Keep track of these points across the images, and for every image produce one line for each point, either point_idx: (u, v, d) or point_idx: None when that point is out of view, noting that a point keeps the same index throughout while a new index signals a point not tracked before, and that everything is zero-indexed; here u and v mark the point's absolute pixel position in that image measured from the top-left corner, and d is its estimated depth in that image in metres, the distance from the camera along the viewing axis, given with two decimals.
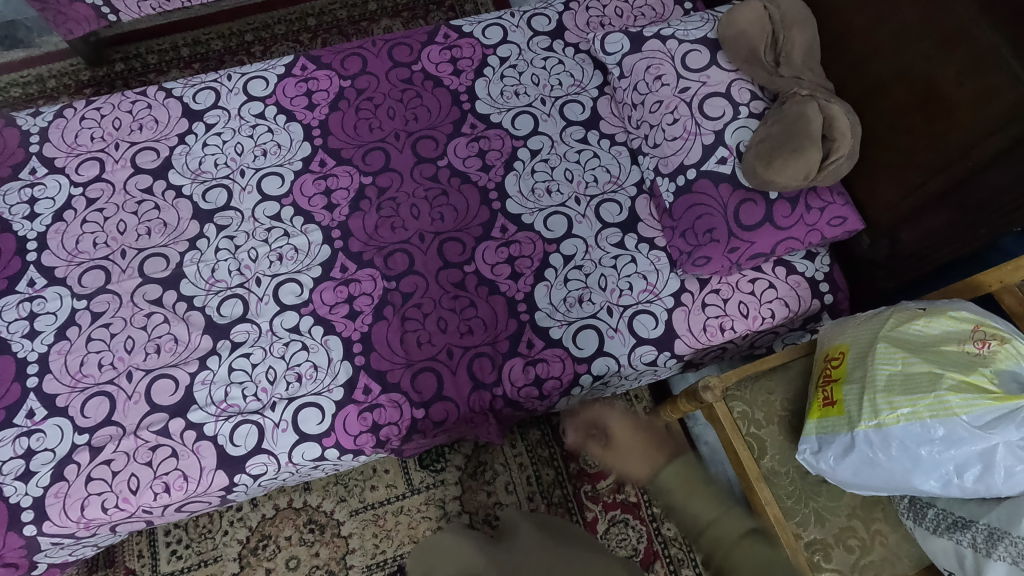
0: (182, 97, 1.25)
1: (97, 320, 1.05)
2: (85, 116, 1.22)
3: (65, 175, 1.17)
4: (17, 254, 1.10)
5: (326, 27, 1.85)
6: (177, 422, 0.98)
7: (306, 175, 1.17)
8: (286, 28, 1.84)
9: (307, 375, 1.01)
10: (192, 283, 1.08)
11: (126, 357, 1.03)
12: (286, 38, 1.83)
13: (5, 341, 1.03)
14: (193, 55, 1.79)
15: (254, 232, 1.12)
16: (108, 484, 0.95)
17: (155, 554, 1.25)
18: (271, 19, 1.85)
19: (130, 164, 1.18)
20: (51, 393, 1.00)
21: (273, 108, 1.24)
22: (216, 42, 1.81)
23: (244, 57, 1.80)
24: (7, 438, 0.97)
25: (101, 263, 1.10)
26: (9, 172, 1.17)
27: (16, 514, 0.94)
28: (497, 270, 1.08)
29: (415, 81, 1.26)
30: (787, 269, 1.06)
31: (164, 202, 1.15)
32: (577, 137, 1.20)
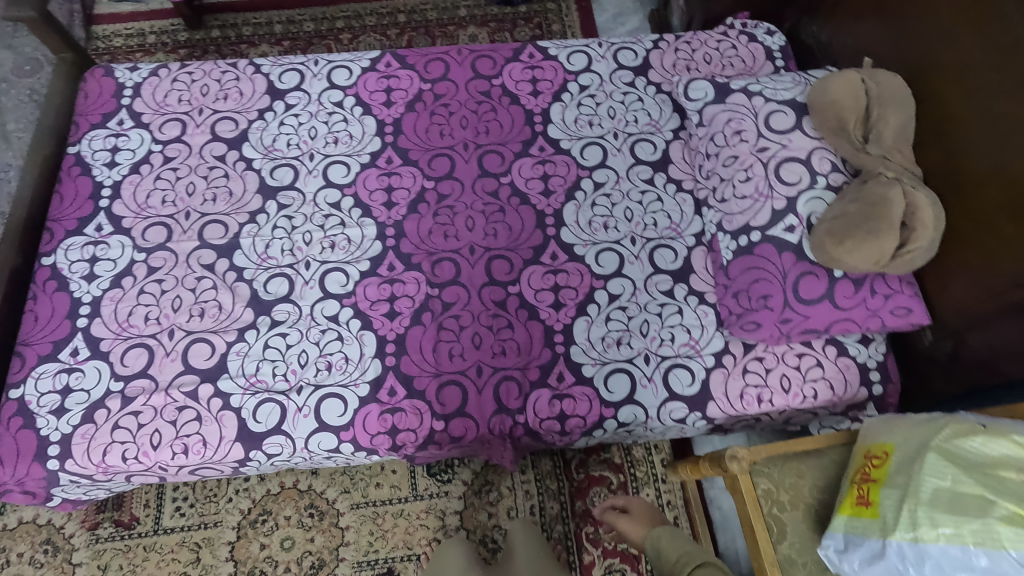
0: (269, 75, 1.29)
1: (151, 275, 1.09)
2: (177, 78, 1.28)
3: (148, 131, 1.22)
4: (91, 198, 1.16)
5: (415, 25, 1.88)
6: (206, 388, 1.01)
7: (371, 170, 1.19)
8: (376, 21, 1.88)
9: (337, 366, 1.02)
10: (245, 255, 1.11)
11: (172, 315, 1.06)
12: (375, 30, 1.87)
13: (65, 279, 1.08)
14: (285, 33, 1.85)
15: (313, 216, 1.15)
16: (132, 436, 0.98)
17: (161, 507, 1.28)
18: (364, 10, 1.90)
19: (209, 131, 1.23)
20: (97, 337, 1.04)
21: (352, 99, 1.26)
22: (308, 23, 1.87)
23: (332, 42, 1.85)
24: (50, 372, 1.01)
25: (165, 220, 1.14)
26: (99, 119, 1.23)
27: (43, 446, 0.97)
28: (540, 296, 1.08)
29: (493, 95, 1.27)
30: (837, 350, 1.02)
31: (234, 172, 1.19)
32: (644, 177, 1.19)
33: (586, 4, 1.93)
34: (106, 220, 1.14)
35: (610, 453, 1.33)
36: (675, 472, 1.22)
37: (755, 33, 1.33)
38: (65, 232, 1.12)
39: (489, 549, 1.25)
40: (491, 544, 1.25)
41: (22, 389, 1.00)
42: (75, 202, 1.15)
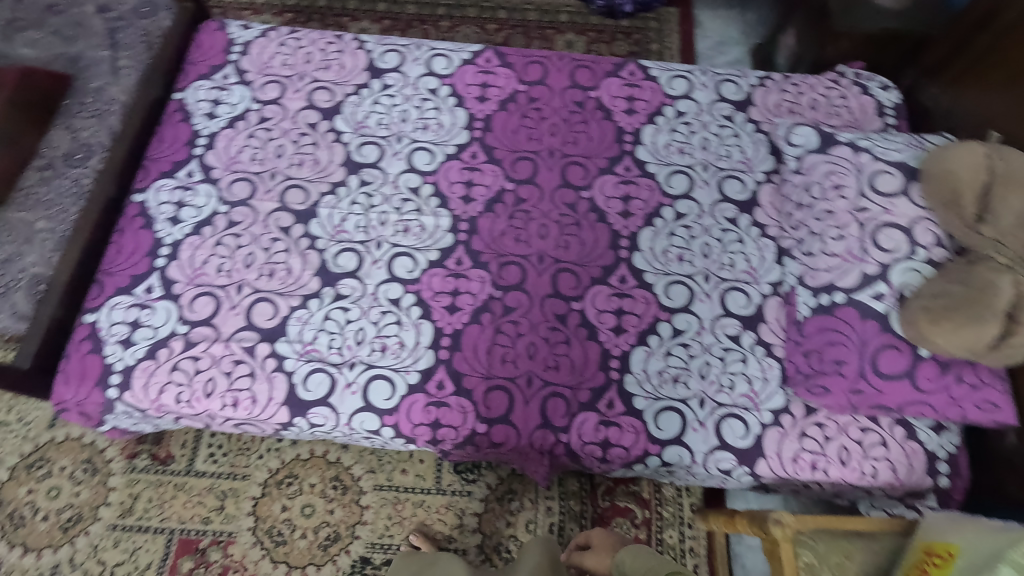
0: (371, 52, 1.31)
1: (230, 228, 1.12)
2: (284, 42, 1.31)
3: (249, 89, 1.26)
4: (187, 145, 1.20)
5: (514, 24, 1.88)
6: (264, 347, 1.03)
7: (455, 161, 1.19)
8: (476, 13, 1.89)
9: (391, 349, 1.03)
10: (321, 225, 1.13)
11: (243, 270, 1.09)
12: (474, 22, 1.88)
13: (151, 218, 1.13)
14: (387, 12, 1.88)
15: (391, 198, 1.15)
16: (187, 379, 1.01)
17: (196, 450, 1.32)
18: (466, 0, 1.91)
19: (306, 98, 1.25)
20: (171, 279, 1.08)
21: (447, 88, 1.27)
22: (411, 6, 1.90)
23: (430, 28, 1.87)
24: (123, 304, 1.06)
25: (252, 177, 1.17)
26: (207, 70, 1.28)
27: (106, 374, 1.02)
28: (602, 317, 1.06)
29: (587, 106, 1.26)
30: (905, 432, 0.97)
31: (323, 142, 1.21)
32: (727, 216, 1.15)
33: (689, 28, 1.88)
34: (197, 167, 1.18)
35: (639, 486, 1.30)
36: (704, 520, 1.18)
37: (869, 85, 1.27)
38: (158, 173, 1.17)
39: (502, 558, 1.24)
40: (504, 554, 1.24)
41: (96, 316, 1.05)
42: (172, 146, 1.20)
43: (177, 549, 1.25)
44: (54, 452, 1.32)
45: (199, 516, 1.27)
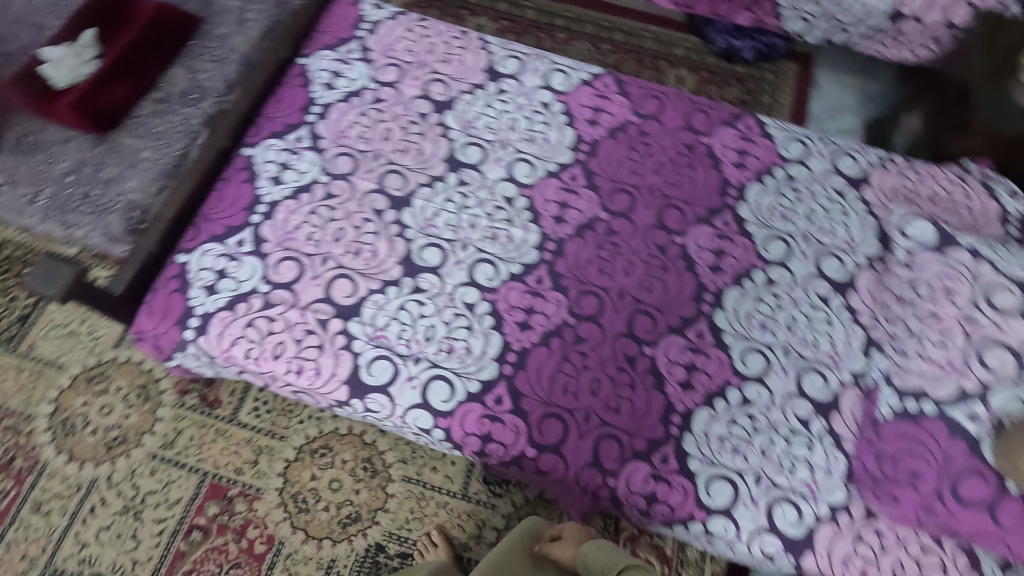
0: (492, 54, 1.29)
1: (325, 200, 1.14)
2: (410, 27, 1.32)
3: (369, 67, 1.28)
4: (302, 110, 1.23)
5: (628, 48, 1.86)
6: (337, 322, 1.05)
7: (554, 180, 1.17)
8: (593, 30, 1.88)
9: (458, 353, 1.03)
10: (412, 215, 1.14)
11: (331, 244, 1.11)
12: (588, 39, 1.87)
13: (256, 174, 1.16)
14: (506, 13, 1.89)
15: (485, 203, 1.15)
16: (260, 338, 1.04)
17: (242, 400, 1.36)
18: (585, 16, 1.90)
19: (421, 86, 1.25)
20: (263, 237, 1.10)
21: (561, 105, 1.24)
22: (530, 11, 1.90)
23: (544, 37, 1.87)
24: (214, 252, 1.09)
25: (356, 154, 1.19)
26: (334, 42, 1.31)
27: (187, 315, 1.06)
28: (672, 369, 1.04)
29: (696, 150, 1.23)
30: (969, 562, 0.91)
31: (429, 133, 1.21)
32: (820, 293, 1.10)
33: (806, 86, 1.83)
34: (307, 135, 1.21)
35: (663, 541, 1.27)
36: None
37: (995, 187, 1.20)
38: (270, 133, 1.21)
39: None
40: None
41: (189, 258, 1.09)
42: (288, 109, 1.23)
43: (207, 492, 1.29)
44: (114, 371, 1.38)
45: (232, 464, 1.31)
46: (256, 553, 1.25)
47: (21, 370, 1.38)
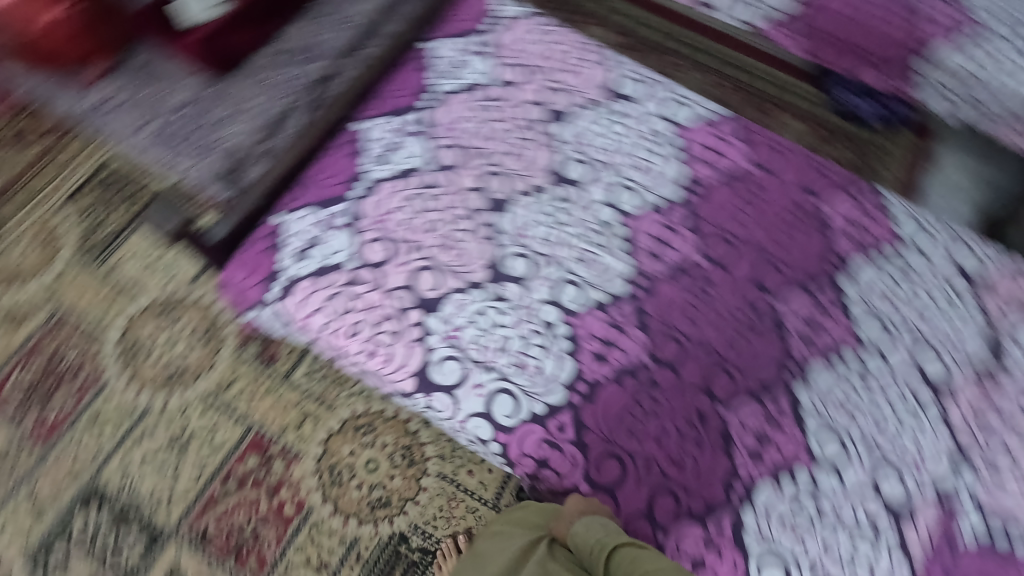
0: (616, 71, 1.25)
1: (424, 188, 1.13)
2: (538, 28, 1.29)
3: (491, 62, 1.26)
4: (418, 94, 1.23)
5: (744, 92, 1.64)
6: (415, 314, 1.04)
7: (656, 213, 1.13)
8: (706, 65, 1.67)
9: (528, 370, 1.01)
10: (508, 220, 1.12)
11: (422, 233, 1.10)
12: (702, 73, 1.66)
13: (363, 150, 1.17)
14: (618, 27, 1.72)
15: (583, 224, 1.12)
16: (339, 314, 1.05)
17: (298, 363, 1.37)
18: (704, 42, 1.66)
19: (540, 93, 1.23)
20: (358, 213, 1.10)
21: (677, 138, 1.19)
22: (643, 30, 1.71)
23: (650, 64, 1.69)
24: (309, 218, 1.10)
25: (462, 148, 1.18)
26: (460, 31, 1.30)
27: (274, 276, 1.08)
28: (744, 436, 0.99)
29: (807, 210, 1.13)
30: None
31: (540, 142, 1.19)
32: (914, 389, 1.01)
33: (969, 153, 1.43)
34: (419, 120, 1.20)
35: None
36: None
37: None
38: (384, 111, 1.22)
39: None
40: None
41: (285, 220, 1.11)
42: (405, 90, 1.24)
43: (249, 444, 1.31)
44: (184, 307, 1.41)
45: (278, 422, 1.33)
46: (285, 514, 1.27)
47: (103, 288, 1.43)
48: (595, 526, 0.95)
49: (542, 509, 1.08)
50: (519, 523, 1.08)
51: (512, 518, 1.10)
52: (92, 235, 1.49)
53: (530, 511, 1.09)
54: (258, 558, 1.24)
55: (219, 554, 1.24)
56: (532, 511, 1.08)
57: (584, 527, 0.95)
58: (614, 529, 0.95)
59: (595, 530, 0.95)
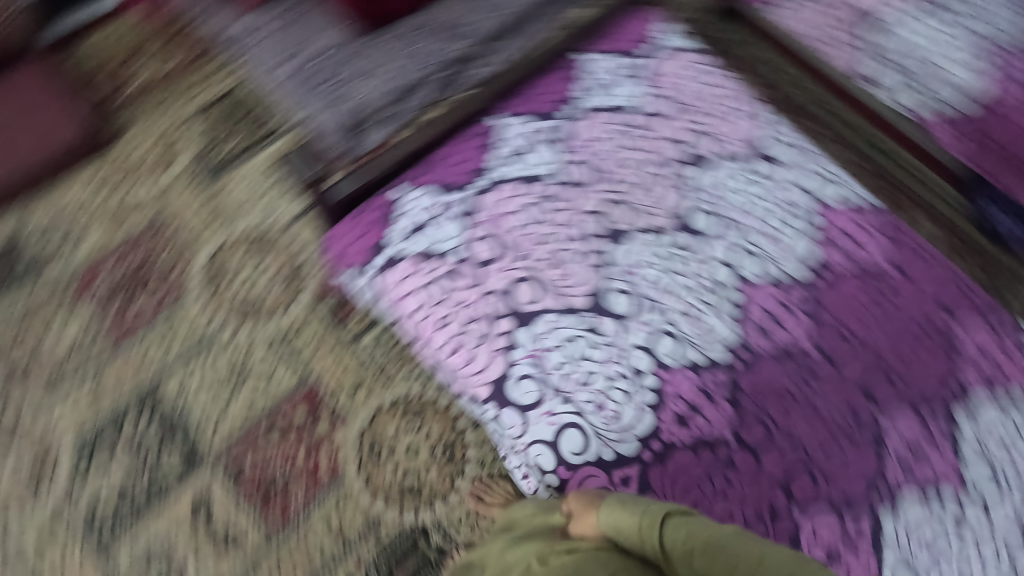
0: (768, 130, 1.19)
1: (545, 199, 1.10)
2: (697, 68, 1.25)
3: (641, 89, 1.22)
4: (561, 102, 1.21)
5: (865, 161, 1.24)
6: (506, 323, 1.01)
7: (774, 287, 1.06)
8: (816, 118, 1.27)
9: (605, 413, 0.98)
10: (621, 253, 1.07)
11: (532, 244, 1.06)
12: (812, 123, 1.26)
13: (494, 145, 1.15)
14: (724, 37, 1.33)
15: (695, 278, 1.06)
16: (432, 302, 1.04)
17: (366, 330, 1.36)
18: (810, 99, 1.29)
19: (682, 133, 1.18)
20: (475, 206, 1.09)
21: (817, 216, 1.11)
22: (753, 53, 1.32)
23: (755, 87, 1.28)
24: (427, 200, 1.09)
25: (592, 167, 1.14)
26: (618, 50, 1.27)
27: (379, 248, 1.08)
28: (813, 547, 0.93)
29: (939, 326, 1.03)
30: None
31: (671, 182, 1.14)
32: (1013, 556, 0.91)
33: None
34: (555, 128, 1.17)
35: None
36: None
37: None
38: (524, 111, 1.19)
39: None
40: None
41: (402, 195, 1.10)
42: (550, 96, 1.21)
43: (300, 395, 1.32)
44: (274, 246, 1.43)
45: (334, 381, 1.33)
46: (317, 474, 1.27)
47: (206, 206, 1.47)
48: (619, 508, 0.83)
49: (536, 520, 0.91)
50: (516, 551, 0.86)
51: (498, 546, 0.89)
52: (208, 153, 1.53)
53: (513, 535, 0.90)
54: (282, 507, 1.25)
55: (247, 493, 1.26)
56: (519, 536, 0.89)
57: (608, 513, 0.83)
58: (636, 505, 0.83)
59: (622, 515, 0.82)
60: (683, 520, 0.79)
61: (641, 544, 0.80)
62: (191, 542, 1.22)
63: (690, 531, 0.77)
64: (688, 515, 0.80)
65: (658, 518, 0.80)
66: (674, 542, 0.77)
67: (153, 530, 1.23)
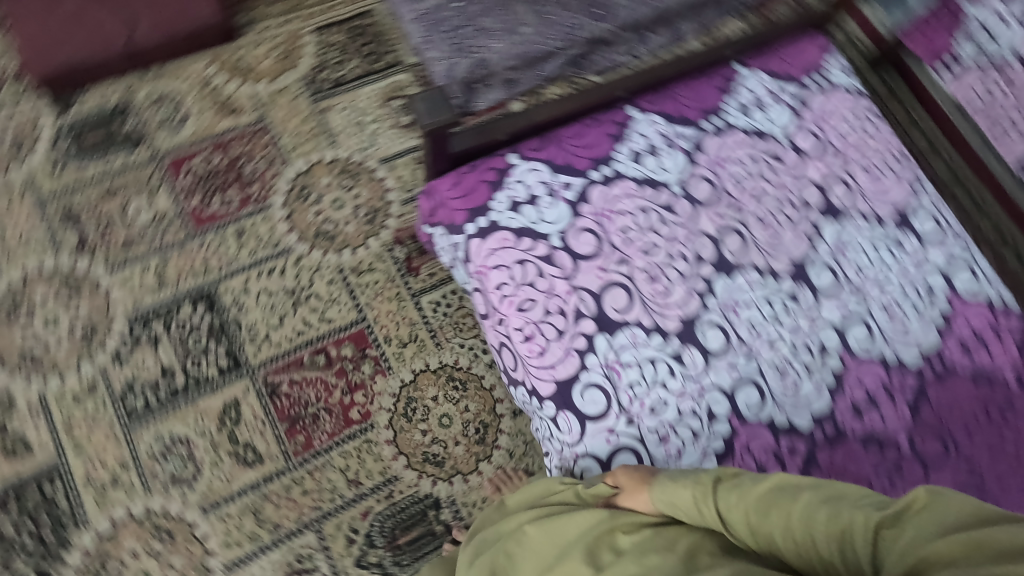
0: (915, 200, 1.08)
1: (661, 209, 1.03)
2: (855, 115, 1.14)
3: (789, 122, 1.13)
4: (702, 113, 1.12)
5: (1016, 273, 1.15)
6: (588, 325, 0.95)
7: (881, 368, 0.96)
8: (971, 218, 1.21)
9: (667, 448, 0.91)
10: (725, 286, 0.99)
11: (637, 251, 0.99)
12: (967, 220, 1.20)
13: (621, 138, 1.08)
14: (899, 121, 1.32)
15: (798, 335, 0.97)
16: (517, 282, 0.96)
17: (430, 288, 1.34)
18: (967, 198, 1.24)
19: (824, 178, 1.08)
20: (587, 196, 1.01)
21: (946, 305, 1.01)
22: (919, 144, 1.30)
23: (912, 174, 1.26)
24: (540, 175, 1.02)
25: (716, 189, 1.05)
26: (775, 75, 1.18)
27: (478, 212, 1.00)
28: None
29: None
30: None
31: (799, 227, 1.04)
32: None
33: None
34: (688, 138, 1.09)
35: None
36: None
37: None
38: (660, 111, 1.12)
39: None
40: None
41: (516, 163, 1.03)
42: (692, 104, 1.13)
43: (351, 334, 1.29)
44: (363, 180, 1.41)
45: (387, 330, 1.30)
46: (349, 416, 1.24)
47: (309, 121, 1.45)
48: (671, 482, 0.71)
49: (575, 494, 0.82)
50: (549, 531, 0.76)
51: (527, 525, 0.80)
52: (323, 70, 1.50)
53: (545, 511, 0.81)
54: (307, 439, 1.22)
55: (277, 416, 1.23)
56: (551, 515, 0.79)
57: (660, 490, 0.71)
58: (687, 477, 0.71)
59: (675, 489, 0.70)
60: (735, 487, 0.68)
61: (697, 520, 0.69)
62: (210, 448, 1.20)
63: (743, 495, 0.67)
64: (740, 479, 0.70)
65: (708, 489, 0.68)
66: (731, 513, 0.66)
67: (178, 425, 1.20)
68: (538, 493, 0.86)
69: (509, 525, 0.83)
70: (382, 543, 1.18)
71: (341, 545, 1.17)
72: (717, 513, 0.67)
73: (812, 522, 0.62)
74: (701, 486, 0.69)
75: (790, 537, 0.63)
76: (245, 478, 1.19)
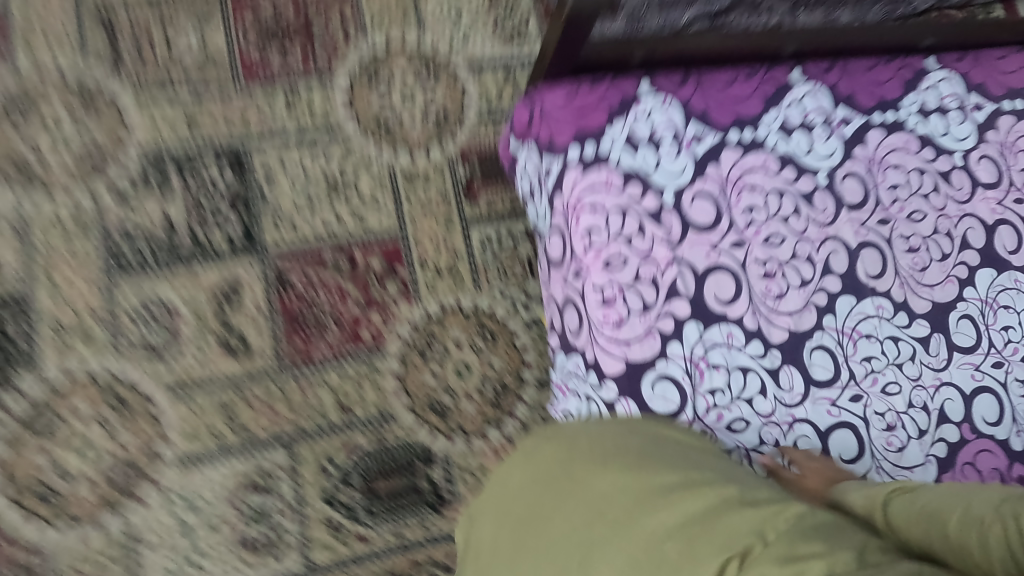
0: None
1: (798, 198, 0.83)
2: None
3: (977, 142, 0.89)
4: (876, 102, 0.88)
5: None
6: (681, 308, 0.78)
7: (1000, 454, 0.81)
8: None
9: None
10: (846, 309, 0.82)
11: (758, 239, 0.82)
12: None
13: (773, 101, 0.85)
14: None
15: (916, 389, 0.81)
16: (610, 234, 0.78)
17: (483, 220, 1.16)
18: None
19: (999, 215, 0.87)
20: (716, 157, 0.82)
21: None
22: None
23: None
24: (668, 116, 0.83)
25: (866, 196, 0.85)
26: (977, 81, 0.91)
27: (585, 137, 0.81)
28: None
29: None
30: None
31: (952, 268, 0.85)
32: None
33: None
34: (848, 121, 0.86)
35: None
36: None
37: None
38: (828, 85, 0.87)
39: None
40: None
41: (645, 93, 0.83)
42: (869, 87, 0.88)
43: (385, 245, 1.12)
44: (441, 75, 1.19)
45: (424, 252, 1.13)
46: (358, 333, 1.08)
47: None
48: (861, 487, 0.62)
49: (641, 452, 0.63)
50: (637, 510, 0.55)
51: (586, 495, 0.58)
52: None
53: (608, 471, 0.60)
54: (305, 346, 1.06)
55: (279, 311, 1.07)
56: (622, 480, 0.58)
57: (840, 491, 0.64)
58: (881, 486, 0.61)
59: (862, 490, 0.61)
60: (905, 499, 0.56)
61: (849, 519, 0.57)
62: (196, 324, 1.04)
63: (910, 503, 0.55)
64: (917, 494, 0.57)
65: (879, 497, 0.58)
66: (897, 516, 0.54)
67: (168, 290, 1.04)
68: (568, 444, 0.65)
69: (548, 497, 0.59)
70: (359, 484, 1.02)
71: (313, 473, 1.02)
72: (885, 520, 0.56)
73: (974, 531, 0.49)
74: (873, 491, 0.59)
75: (948, 543, 0.49)
76: (226, 369, 1.03)
